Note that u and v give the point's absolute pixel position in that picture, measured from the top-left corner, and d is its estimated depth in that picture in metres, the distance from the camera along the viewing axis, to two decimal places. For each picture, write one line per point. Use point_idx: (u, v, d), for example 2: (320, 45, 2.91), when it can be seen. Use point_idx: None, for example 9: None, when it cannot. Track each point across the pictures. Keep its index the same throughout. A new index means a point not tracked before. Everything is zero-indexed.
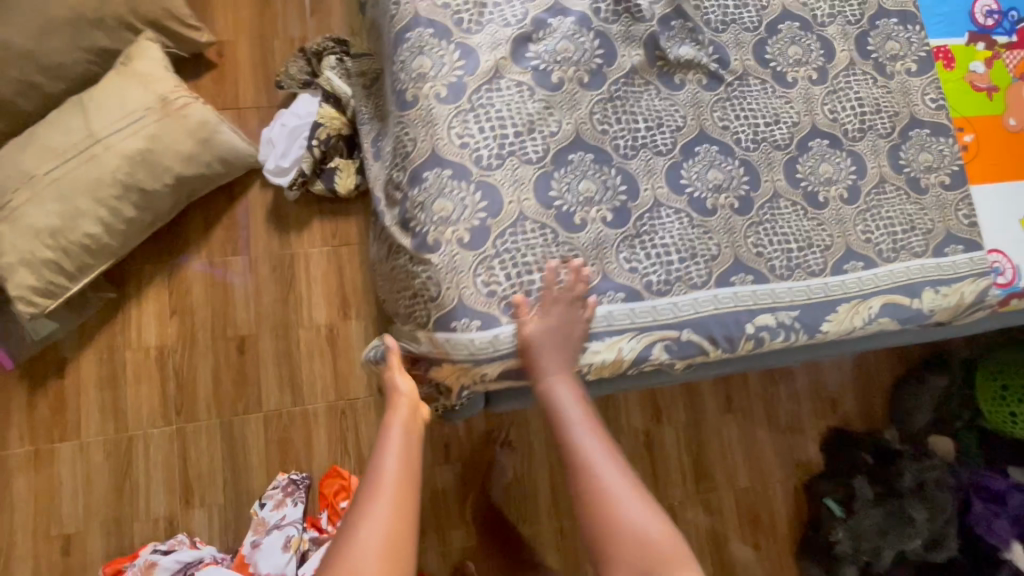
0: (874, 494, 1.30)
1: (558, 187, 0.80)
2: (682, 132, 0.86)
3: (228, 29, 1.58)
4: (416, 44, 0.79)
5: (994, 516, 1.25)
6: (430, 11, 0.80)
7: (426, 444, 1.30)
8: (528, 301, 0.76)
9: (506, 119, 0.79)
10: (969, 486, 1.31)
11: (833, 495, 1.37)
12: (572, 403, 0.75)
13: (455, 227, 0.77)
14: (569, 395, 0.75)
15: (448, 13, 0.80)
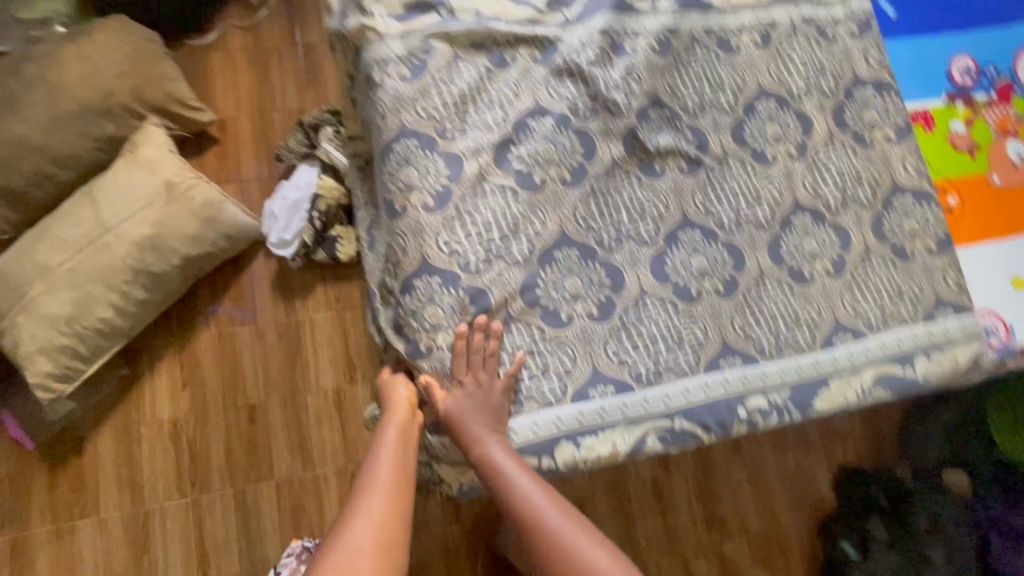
0: (888, 536, 1.29)
1: (545, 286, 0.83)
2: (664, 220, 0.89)
3: (229, 105, 1.64)
4: (402, 156, 0.83)
5: (1013, 558, 1.24)
6: (415, 123, 0.84)
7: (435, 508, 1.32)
8: (520, 401, 0.79)
9: (492, 223, 0.83)
10: (986, 526, 1.29)
11: (848, 538, 1.34)
12: (508, 461, 0.74)
13: (446, 333, 0.80)
14: (500, 456, 0.74)
15: (433, 124, 0.84)
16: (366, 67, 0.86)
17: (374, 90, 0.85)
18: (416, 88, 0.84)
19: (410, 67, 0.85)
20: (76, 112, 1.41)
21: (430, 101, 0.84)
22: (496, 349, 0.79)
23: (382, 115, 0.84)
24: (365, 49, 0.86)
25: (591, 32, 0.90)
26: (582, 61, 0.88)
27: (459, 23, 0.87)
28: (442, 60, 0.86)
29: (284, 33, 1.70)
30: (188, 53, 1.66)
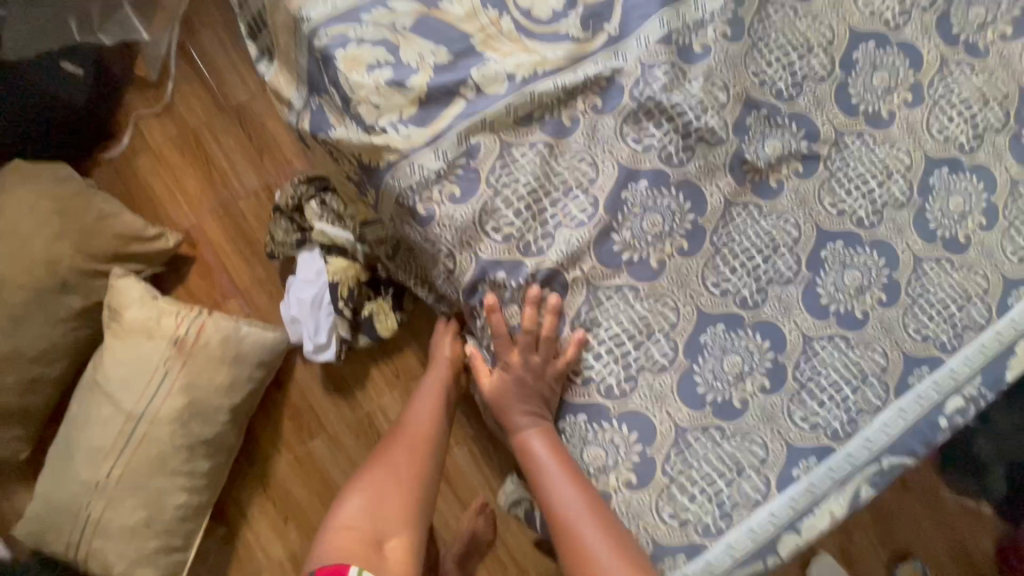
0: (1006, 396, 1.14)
1: (704, 378, 0.70)
2: (799, 244, 0.74)
3: (187, 212, 1.39)
4: (495, 292, 0.67)
5: None
6: (491, 250, 0.66)
7: None
8: (727, 513, 0.69)
9: (625, 333, 0.68)
10: None
11: None
12: (543, 451, 0.67)
13: (616, 472, 0.67)
14: (542, 450, 0.67)
15: (511, 243, 0.66)
16: (400, 198, 0.67)
17: (422, 226, 0.66)
18: (474, 205, 0.65)
19: (457, 182, 0.66)
20: (31, 299, 1.18)
21: (497, 215, 0.66)
22: (681, 471, 0.68)
23: (449, 254, 0.66)
24: (390, 177, 0.66)
25: (649, 45, 0.70)
26: (654, 90, 0.69)
27: (494, 100, 0.65)
28: (491, 156, 0.66)
29: (206, 103, 1.41)
30: (111, 169, 1.39)
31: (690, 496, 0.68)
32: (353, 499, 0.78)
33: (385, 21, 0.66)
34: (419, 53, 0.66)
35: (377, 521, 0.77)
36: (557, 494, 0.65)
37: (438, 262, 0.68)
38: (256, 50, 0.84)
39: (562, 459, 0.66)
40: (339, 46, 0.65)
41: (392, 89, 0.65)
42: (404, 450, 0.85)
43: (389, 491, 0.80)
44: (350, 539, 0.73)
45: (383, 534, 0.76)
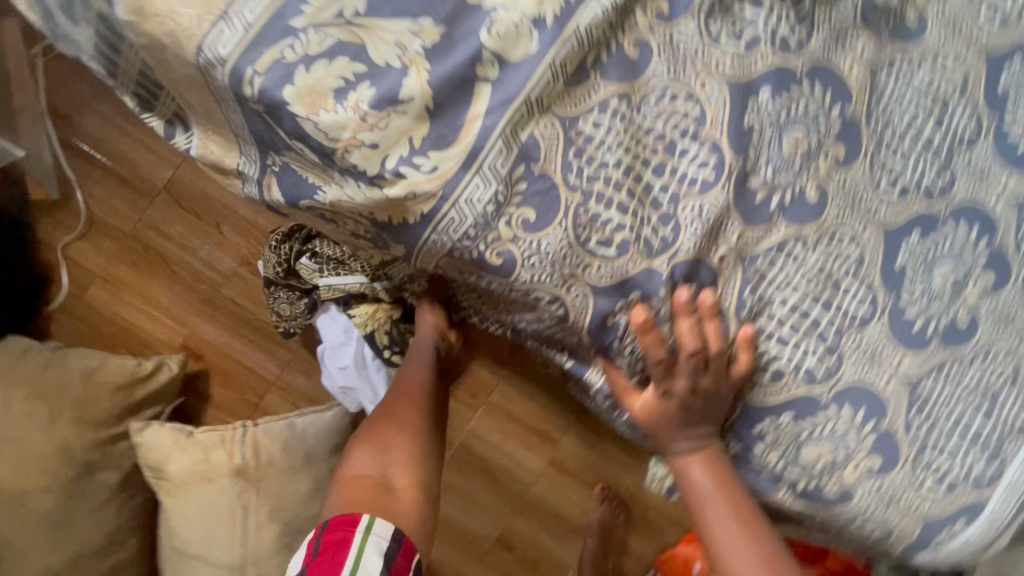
0: None
1: (917, 306, 0.53)
2: (969, 85, 0.54)
3: (172, 326, 1.19)
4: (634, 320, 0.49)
5: None
6: (608, 272, 0.47)
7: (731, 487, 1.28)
8: (995, 452, 0.54)
9: (806, 298, 0.51)
10: None
11: None
12: (704, 481, 0.55)
13: (853, 463, 0.53)
14: (702, 481, 0.55)
15: (631, 251, 0.47)
16: (458, 254, 0.48)
17: (505, 278, 0.48)
18: (563, 223, 0.46)
19: (526, 203, 0.46)
20: (65, 496, 1.02)
21: (597, 222, 0.46)
22: (926, 430, 0.53)
23: (555, 297, 0.48)
24: (435, 234, 0.47)
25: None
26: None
27: (531, 65, 0.44)
28: (559, 147, 0.45)
29: (129, 198, 1.17)
30: (67, 316, 1.17)
31: (947, 452, 0.54)
32: (355, 452, 0.67)
33: (326, 14, 0.43)
34: (396, 43, 0.43)
35: (388, 468, 0.66)
36: (708, 524, 0.55)
37: (541, 311, 0.51)
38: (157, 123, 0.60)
39: (726, 489, 0.54)
40: (284, 81, 0.43)
41: (384, 112, 0.43)
42: (404, 404, 0.74)
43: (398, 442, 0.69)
44: (360, 491, 0.63)
45: (395, 478, 0.65)
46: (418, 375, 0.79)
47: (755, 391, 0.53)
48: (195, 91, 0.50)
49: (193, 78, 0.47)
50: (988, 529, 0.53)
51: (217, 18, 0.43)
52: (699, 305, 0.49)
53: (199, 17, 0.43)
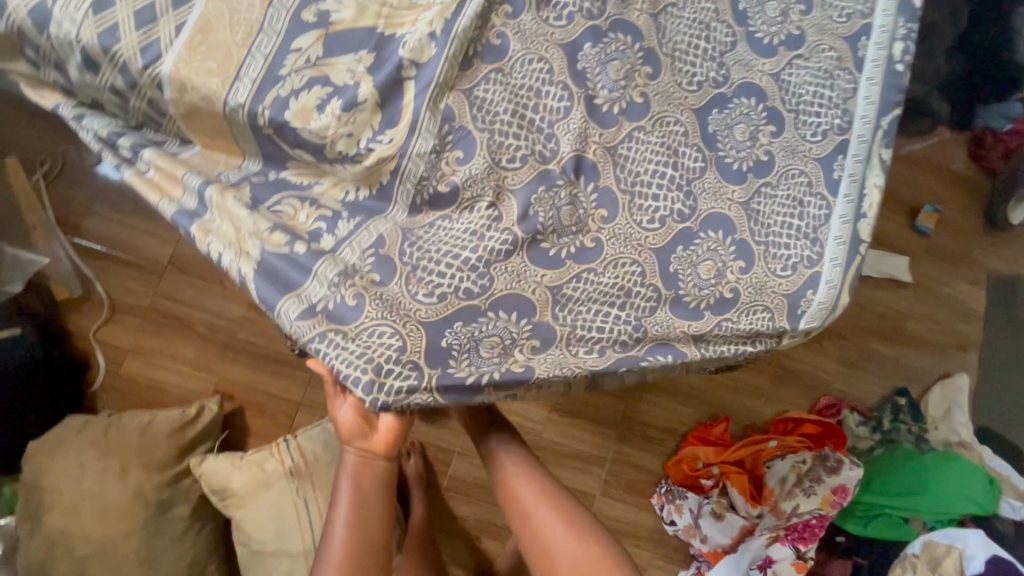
0: None
1: (731, 154, 0.79)
2: (721, 11, 0.82)
3: (201, 376, 1.37)
4: (549, 208, 0.72)
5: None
6: (519, 178, 0.72)
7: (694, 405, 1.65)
8: (812, 237, 0.80)
9: (657, 164, 0.76)
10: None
11: None
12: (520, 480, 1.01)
13: (729, 267, 0.77)
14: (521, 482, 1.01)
15: (529, 161, 0.72)
16: (418, 195, 0.71)
17: (454, 203, 0.72)
18: (482, 152, 0.71)
19: (455, 147, 0.71)
20: (147, 534, 1.18)
21: (504, 147, 0.72)
22: (763, 234, 0.79)
23: (490, 205, 0.71)
24: (400, 185, 0.70)
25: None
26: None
27: (433, 61, 0.69)
28: (465, 107, 0.71)
29: (140, 279, 1.37)
30: (110, 391, 1.35)
31: (784, 244, 0.79)
32: None
33: (300, 63, 0.68)
34: (348, 69, 0.69)
35: None
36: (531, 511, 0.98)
37: (479, 223, 0.71)
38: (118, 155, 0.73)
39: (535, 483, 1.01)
40: (284, 107, 0.68)
41: (352, 112, 0.68)
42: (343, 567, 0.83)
43: None
44: None
45: None
46: (341, 537, 0.83)
47: (647, 239, 0.75)
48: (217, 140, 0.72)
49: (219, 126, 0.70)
50: (827, 289, 0.79)
51: (232, 79, 0.67)
52: (598, 214, 0.75)
53: (220, 83, 0.66)
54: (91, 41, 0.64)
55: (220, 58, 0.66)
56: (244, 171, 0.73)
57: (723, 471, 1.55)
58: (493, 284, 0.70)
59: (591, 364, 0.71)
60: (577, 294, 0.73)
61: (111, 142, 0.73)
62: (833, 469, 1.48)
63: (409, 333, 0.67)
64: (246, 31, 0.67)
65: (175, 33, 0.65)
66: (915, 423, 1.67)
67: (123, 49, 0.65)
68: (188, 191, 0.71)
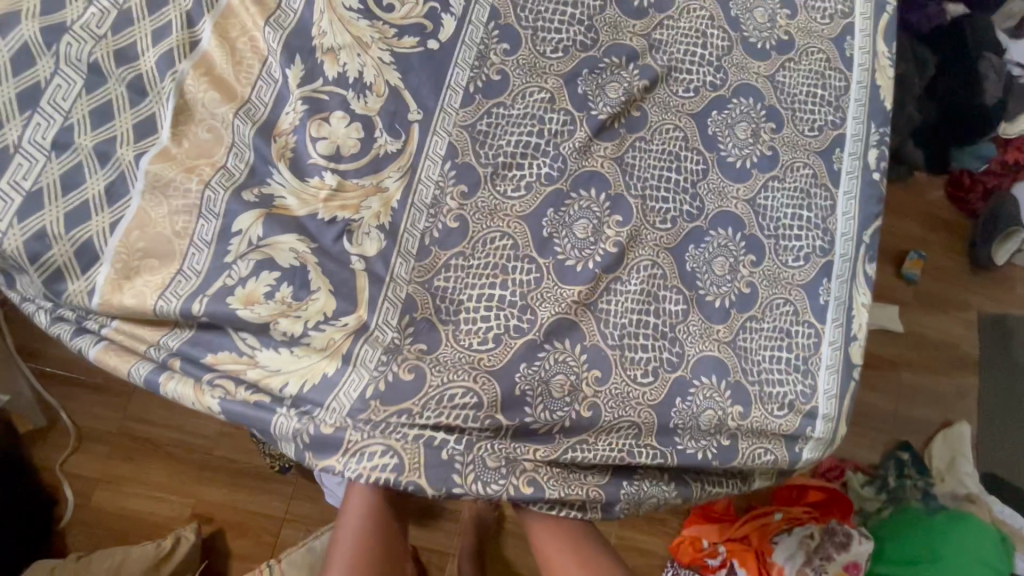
0: None
1: (709, 289, 0.76)
2: (690, 138, 0.80)
3: (176, 500, 1.30)
4: (537, 386, 0.68)
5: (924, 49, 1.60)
6: (494, 359, 0.68)
7: None
8: (803, 372, 0.76)
9: (638, 314, 0.73)
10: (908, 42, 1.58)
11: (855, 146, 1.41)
12: None
13: (728, 414, 0.72)
14: None
15: (503, 340, 0.69)
16: (375, 393, 0.64)
17: (419, 391, 0.64)
18: (448, 344, 0.67)
19: (417, 339, 0.66)
20: None
21: (474, 330, 0.68)
22: (751, 375, 0.74)
23: (468, 389, 0.66)
24: (351, 379, 0.64)
25: (458, 110, 0.72)
26: (509, 130, 0.73)
27: (388, 254, 0.67)
28: (427, 296, 0.68)
29: (108, 402, 1.31)
30: (79, 526, 1.27)
31: (777, 382, 0.75)
32: None
33: (244, 246, 0.64)
34: (292, 249, 0.64)
35: None
36: None
37: (455, 415, 0.65)
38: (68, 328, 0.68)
39: None
40: (225, 295, 0.62)
41: (303, 300, 0.64)
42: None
43: None
44: None
45: None
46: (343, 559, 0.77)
47: (645, 394, 0.71)
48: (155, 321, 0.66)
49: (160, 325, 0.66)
50: (826, 427, 0.75)
51: (170, 279, 0.62)
52: (588, 376, 0.70)
53: (155, 284, 0.62)
54: (17, 250, 0.59)
55: (160, 246, 0.62)
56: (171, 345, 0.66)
57: (730, 551, 1.48)
58: (482, 459, 0.65)
59: (595, 482, 0.70)
60: (577, 463, 0.68)
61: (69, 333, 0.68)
62: (842, 544, 1.43)
63: (409, 452, 0.63)
64: (187, 218, 0.63)
65: (109, 230, 0.61)
66: (920, 478, 1.64)
67: (54, 254, 0.60)
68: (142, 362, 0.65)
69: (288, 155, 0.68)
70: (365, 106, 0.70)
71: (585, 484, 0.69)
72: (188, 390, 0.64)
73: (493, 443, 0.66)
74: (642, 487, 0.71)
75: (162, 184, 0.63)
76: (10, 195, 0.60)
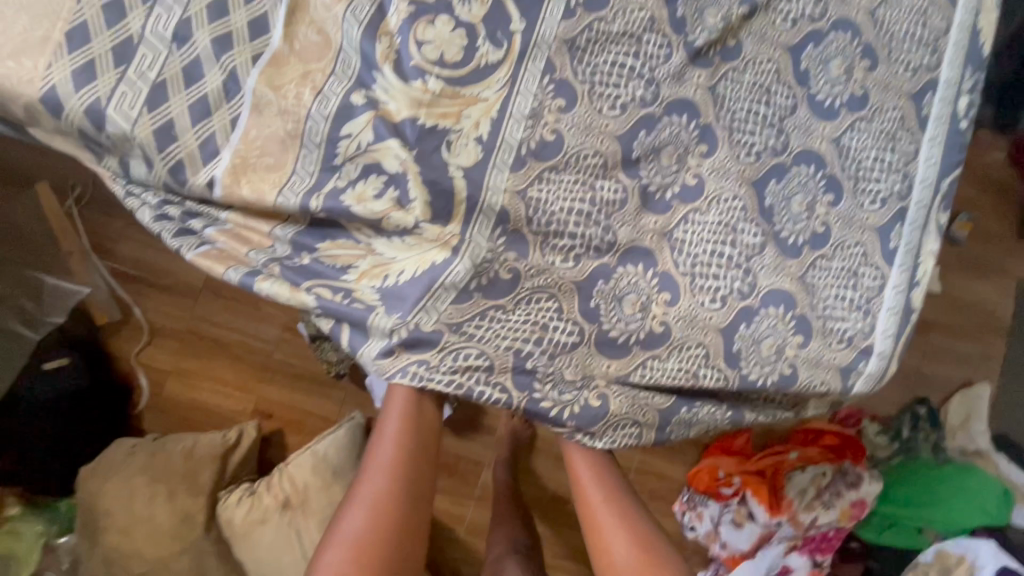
0: None
1: (786, 226, 0.78)
2: (783, 71, 0.79)
3: (241, 395, 1.41)
4: (611, 299, 0.74)
5: None
6: (578, 273, 0.74)
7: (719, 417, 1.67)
8: (865, 312, 0.80)
9: (714, 244, 0.76)
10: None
11: None
12: (606, 514, 0.85)
13: (788, 343, 0.77)
14: (609, 519, 0.85)
15: (583, 259, 0.74)
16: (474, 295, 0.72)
17: (512, 291, 0.73)
18: (537, 251, 0.73)
19: (509, 249, 0.73)
20: (191, 557, 1.22)
21: (557, 246, 0.74)
22: (816, 310, 0.78)
23: (551, 296, 0.73)
24: (448, 276, 0.70)
25: (558, 23, 0.72)
26: (606, 50, 0.73)
27: (483, 166, 0.71)
28: (519, 206, 0.72)
29: (176, 302, 1.39)
30: (155, 411, 1.39)
31: (839, 318, 0.79)
32: (325, 552, 0.73)
33: (352, 150, 0.68)
34: (397, 155, 0.69)
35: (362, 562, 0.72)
36: (609, 545, 0.84)
37: (541, 320, 0.72)
38: (175, 229, 0.74)
39: (626, 524, 0.85)
40: (340, 194, 0.68)
41: (409, 204, 0.70)
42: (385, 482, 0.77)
43: (366, 543, 0.72)
44: None
45: None
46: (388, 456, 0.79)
47: (710, 318, 0.75)
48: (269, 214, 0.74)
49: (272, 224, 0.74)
50: (879, 363, 0.79)
51: (288, 176, 0.67)
52: (659, 299, 0.75)
53: (276, 182, 0.67)
54: (146, 139, 0.63)
55: (277, 147, 0.66)
56: (275, 252, 0.73)
57: (745, 482, 1.57)
58: (561, 372, 0.72)
59: (659, 403, 0.75)
60: (646, 380, 0.74)
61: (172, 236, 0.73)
62: (853, 483, 1.53)
63: (496, 354, 0.70)
64: (295, 119, 0.66)
65: (230, 127, 0.65)
66: (933, 432, 1.68)
67: (180, 146, 0.64)
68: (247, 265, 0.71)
69: (392, 57, 0.69)
70: (470, 12, 0.70)
71: (650, 404, 0.74)
72: (284, 290, 0.69)
73: (573, 357, 0.73)
74: (698, 413, 0.76)
75: (276, 82, 0.66)
76: (138, 85, 0.62)
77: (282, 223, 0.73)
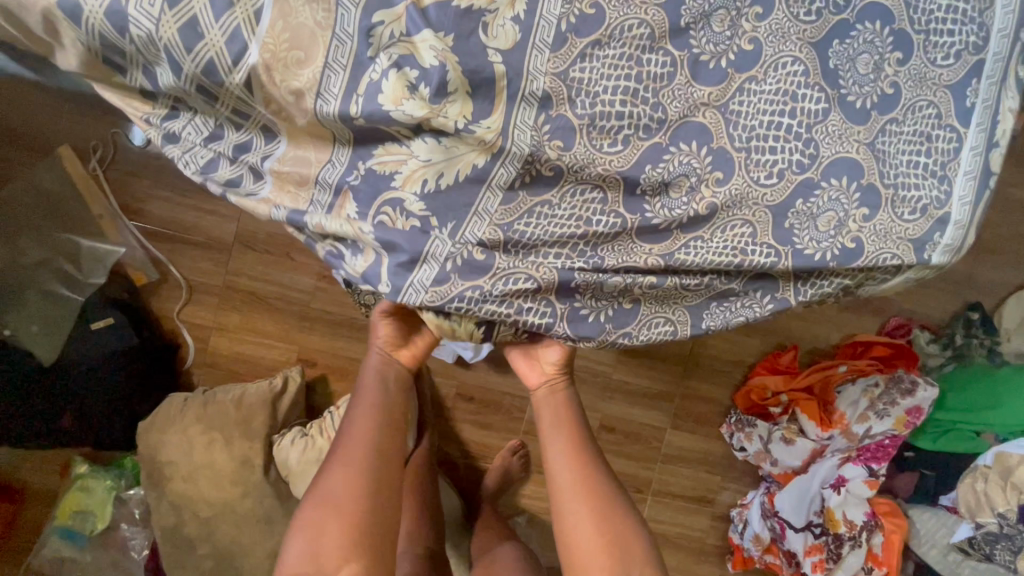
0: None
1: (851, 89, 0.72)
2: None
3: (285, 346, 1.42)
4: (657, 186, 0.71)
5: None
6: (623, 160, 0.70)
7: (761, 336, 1.63)
8: (939, 180, 0.73)
9: (773, 115, 0.71)
10: None
11: None
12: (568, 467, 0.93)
13: (851, 216, 0.72)
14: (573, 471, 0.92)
15: (632, 142, 0.70)
16: (523, 181, 0.71)
17: (556, 185, 0.71)
18: (582, 139, 0.69)
19: (554, 137, 0.69)
20: (253, 499, 1.25)
21: (603, 132, 0.69)
22: (886, 180, 0.72)
23: (595, 188, 0.71)
24: (490, 186, 0.70)
25: None
26: None
27: (521, 49, 0.66)
28: (563, 90, 0.67)
29: (211, 258, 1.38)
30: (203, 366, 1.41)
31: (910, 188, 0.73)
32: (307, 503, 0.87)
33: (385, 39, 0.65)
34: (432, 47, 0.65)
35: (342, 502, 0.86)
36: (566, 501, 0.90)
37: (584, 214, 0.72)
38: (228, 174, 0.75)
39: (587, 478, 0.91)
40: (376, 94, 0.65)
41: (443, 102, 0.66)
42: (362, 434, 0.92)
43: (345, 484, 0.87)
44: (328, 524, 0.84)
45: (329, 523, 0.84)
46: (365, 412, 0.95)
47: (765, 195, 0.71)
48: (318, 142, 0.73)
49: (320, 160, 0.74)
50: (958, 231, 0.72)
51: (320, 76, 0.65)
52: (710, 178, 0.70)
53: (310, 79, 0.65)
54: (172, 39, 0.61)
55: (307, 43, 0.64)
56: (337, 168, 0.73)
57: (794, 399, 1.55)
58: (604, 278, 0.73)
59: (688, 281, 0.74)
60: (689, 264, 0.72)
61: (225, 182, 0.75)
62: (908, 390, 1.47)
63: (541, 275, 0.72)
64: (325, 8, 0.63)
65: (255, 19, 0.62)
66: (987, 337, 1.55)
67: (206, 45, 0.62)
68: (312, 198, 0.74)
69: None
70: None
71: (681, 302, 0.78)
72: (339, 224, 0.72)
73: (620, 249, 0.73)
74: (732, 314, 0.78)
75: None
76: None
77: (333, 147, 0.73)
